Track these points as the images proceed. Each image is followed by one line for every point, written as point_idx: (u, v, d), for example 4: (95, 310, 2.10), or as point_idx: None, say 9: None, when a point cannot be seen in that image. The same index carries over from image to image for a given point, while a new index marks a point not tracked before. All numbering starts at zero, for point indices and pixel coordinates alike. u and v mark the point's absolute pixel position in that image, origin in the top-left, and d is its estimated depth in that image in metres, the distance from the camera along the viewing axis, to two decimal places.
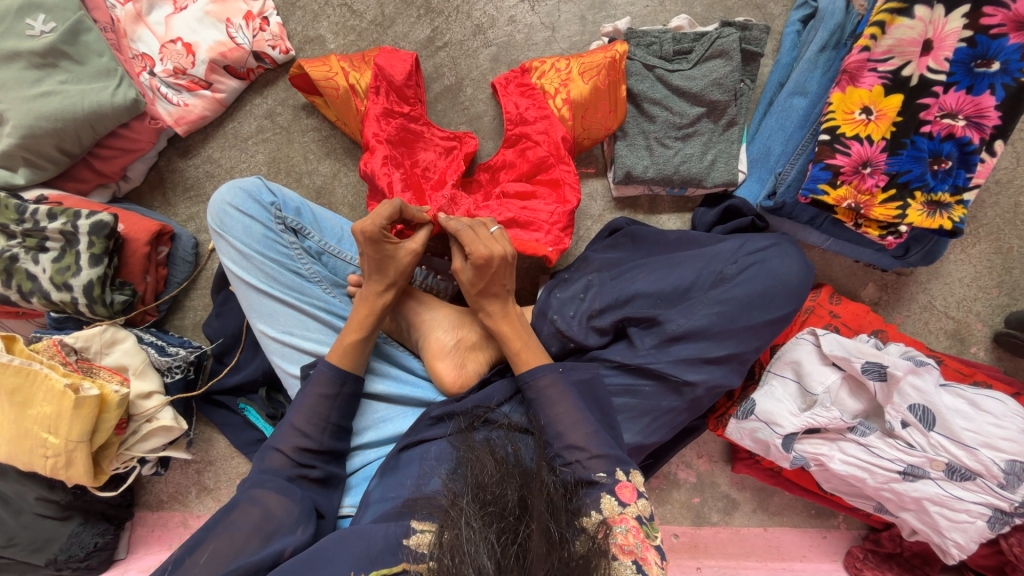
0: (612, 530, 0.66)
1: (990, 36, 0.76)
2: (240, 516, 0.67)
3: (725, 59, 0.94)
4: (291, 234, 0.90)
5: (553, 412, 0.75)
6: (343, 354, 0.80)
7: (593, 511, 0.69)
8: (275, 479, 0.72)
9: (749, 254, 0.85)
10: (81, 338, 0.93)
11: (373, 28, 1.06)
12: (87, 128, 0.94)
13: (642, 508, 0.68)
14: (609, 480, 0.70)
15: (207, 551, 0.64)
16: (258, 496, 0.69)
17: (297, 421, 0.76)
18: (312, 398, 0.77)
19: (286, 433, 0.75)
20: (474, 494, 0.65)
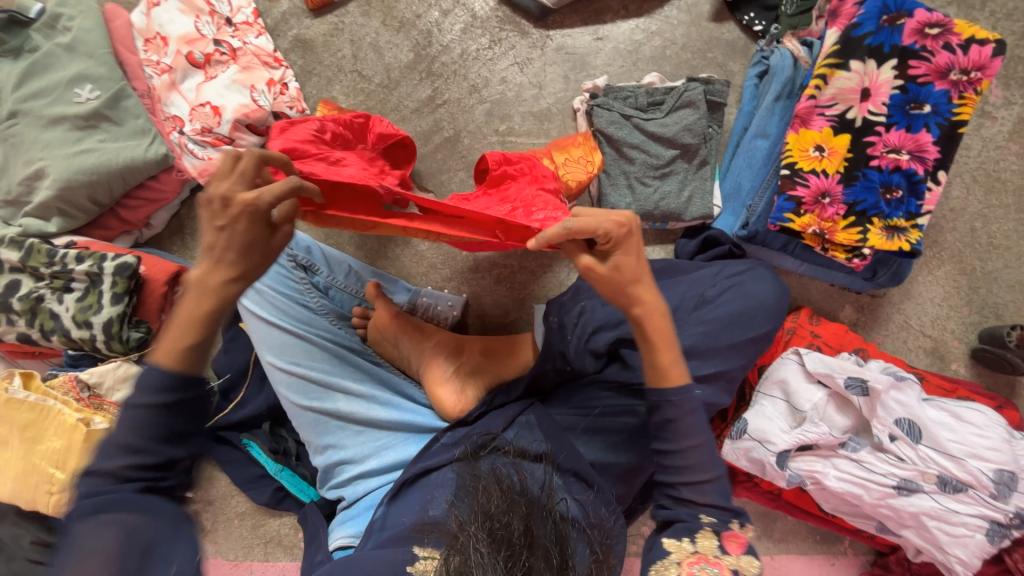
0: (701, 565, 0.64)
1: (918, 84, 0.88)
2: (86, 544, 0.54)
3: (693, 109, 1.05)
4: (302, 271, 0.98)
5: (685, 443, 0.67)
6: (177, 359, 0.58)
7: (685, 539, 0.66)
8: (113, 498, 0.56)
9: (726, 278, 0.92)
10: (95, 374, 0.96)
11: (380, 90, 1.19)
12: (119, 180, 1.04)
13: (744, 566, 0.64)
14: (719, 524, 0.67)
15: None
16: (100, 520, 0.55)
17: (118, 435, 0.57)
18: (128, 411, 0.56)
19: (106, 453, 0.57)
20: (482, 523, 0.64)
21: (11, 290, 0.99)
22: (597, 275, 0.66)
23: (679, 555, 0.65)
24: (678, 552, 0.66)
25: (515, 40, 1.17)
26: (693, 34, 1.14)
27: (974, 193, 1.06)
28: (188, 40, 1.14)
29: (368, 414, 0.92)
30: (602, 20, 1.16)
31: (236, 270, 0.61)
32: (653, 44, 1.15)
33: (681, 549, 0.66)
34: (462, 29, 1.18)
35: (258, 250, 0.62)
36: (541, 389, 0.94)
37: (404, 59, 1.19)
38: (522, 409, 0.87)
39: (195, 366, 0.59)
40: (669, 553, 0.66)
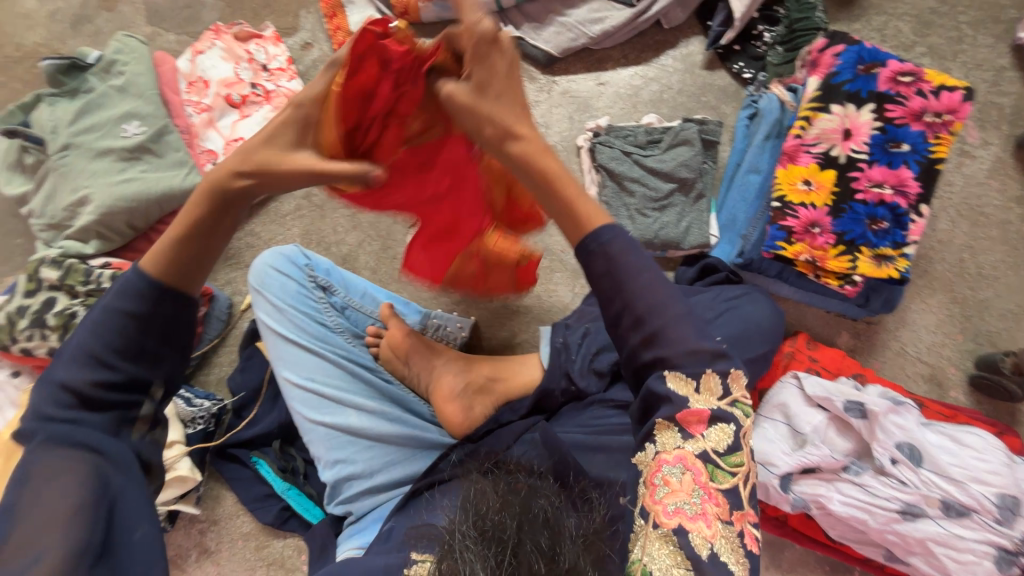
0: (663, 465, 0.56)
1: (896, 125, 0.95)
2: (37, 497, 0.50)
3: (689, 146, 1.14)
4: (321, 291, 1.06)
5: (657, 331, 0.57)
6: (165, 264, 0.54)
7: (647, 440, 0.57)
8: (53, 429, 0.52)
9: (724, 302, 0.98)
10: None
11: None
12: (156, 206, 1.13)
13: (710, 439, 0.56)
14: (675, 404, 0.56)
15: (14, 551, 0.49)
16: (63, 448, 0.52)
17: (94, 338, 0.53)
18: (109, 316, 0.53)
19: (72, 364, 0.53)
20: (473, 522, 0.64)
21: (47, 306, 1.05)
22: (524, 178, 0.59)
23: (645, 464, 0.57)
24: (644, 464, 0.57)
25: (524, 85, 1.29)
26: (688, 80, 1.25)
27: (959, 226, 1.12)
28: (228, 83, 1.26)
29: (380, 429, 0.96)
30: (603, 67, 1.27)
31: (257, 172, 0.55)
32: (651, 88, 1.25)
33: (646, 458, 0.57)
34: None
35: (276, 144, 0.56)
36: (549, 409, 0.96)
37: None
38: (527, 426, 0.91)
39: (181, 280, 0.55)
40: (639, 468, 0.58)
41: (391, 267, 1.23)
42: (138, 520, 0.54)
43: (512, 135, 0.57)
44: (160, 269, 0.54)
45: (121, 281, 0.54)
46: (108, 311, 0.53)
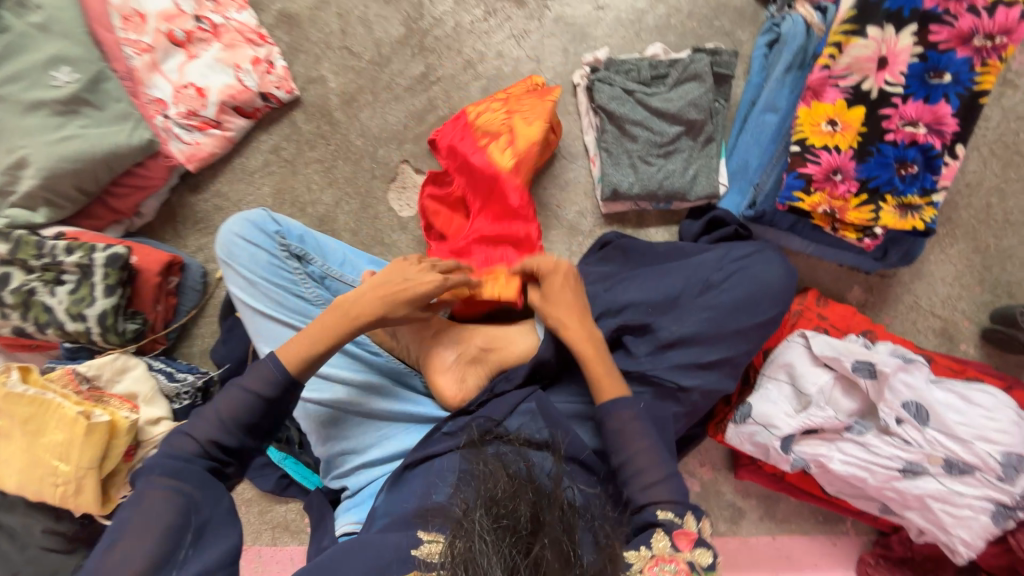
0: (661, 567, 0.66)
1: (939, 51, 0.82)
2: (145, 510, 0.63)
3: (699, 82, 1.01)
4: (296, 260, 0.97)
5: (632, 447, 0.75)
6: (295, 358, 0.73)
7: (642, 546, 0.68)
8: (173, 462, 0.65)
9: (733, 260, 0.92)
10: (93, 366, 0.96)
11: (371, 67, 1.15)
12: (105, 167, 1.01)
13: (698, 556, 0.68)
14: (671, 522, 0.70)
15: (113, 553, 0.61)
16: (176, 476, 0.65)
17: (224, 408, 0.69)
18: (239, 392, 0.70)
19: (207, 422, 0.68)
20: (487, 509, 0.65)
21: (2, 283, 0.97)
22: (571, 336, 0.84)
23: (641, 563, 0.67)
24: (639, 561, 0.67)
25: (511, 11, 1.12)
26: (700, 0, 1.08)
27: (991, 167, 1.02)
28: (168, 17, 1.09)
29: (370, 405, 0.93)
30: None
31: (386, 304, 0.79)
32: (657, 12, 1.09)
33: (641, 557, 0.67)
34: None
35: (410, 294, 0.80)
36: (545, 378, 0.92)
37: (395, 34, 1.14)
38: (523, 397, 0.87)
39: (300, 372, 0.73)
40: (630, 563, 0.67)
41: (372, 228, 1.13)
42: (213, 545, 0.65)
43: (568, 329, 0.85)
44: (296, 356, 0.73)
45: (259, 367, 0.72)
46: (247, 389, 0.70)
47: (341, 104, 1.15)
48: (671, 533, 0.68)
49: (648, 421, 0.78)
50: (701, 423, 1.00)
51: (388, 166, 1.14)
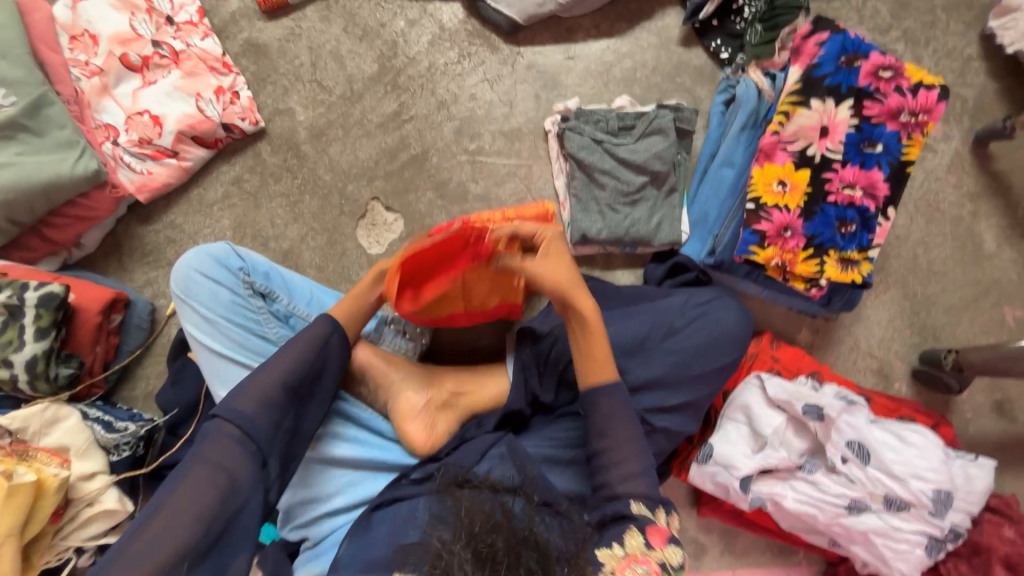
0: (634, 568, 0.67)
1: (871, 124, 0.92)
2: (187, 494, 0.65)
3: (663, 136, 1.06)
4: (258, 298, 0.93)
5: (614, 437, 0.78)
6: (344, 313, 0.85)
7: (615, 544, 0.69)
8: (217, 447, 0.69)
9: (695, 307, 0.96)
10: (19, 419, 0.87)
11: (342, 102, 1.13)
12: (42, 197, 0.93)
13: (670, 555, 0.70)
14: (644, 519, 0.72)
15: (150, 538, 0.63)
16: (210, 465, 0.67)
17: (262, 394, 0.73)
18: (274, 380, 0.74)
19: (244, 407, 0.71)
20: (466, 544, 0.62)
21: None
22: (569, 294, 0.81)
23: (613, 562, 0.67)
24: (611, 561, 0.68)
25: (485, 56, 1.15)
26: (663, 57, 1.15)
27: (916, 222, 1.14)
28: (123, 40, 1.04)
29: (331, 453, 0.89)
30: (573, 39, 1.15)
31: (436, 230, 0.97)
32: (623, 65, 1.15)
33: (613, 557, 0.68)
34: (429, 42, 1.15)
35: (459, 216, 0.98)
36: (516, 421, 0.93)
37: (368, 70, 1.14)
38: (493, 442, 0.88)
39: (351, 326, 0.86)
40: (604, 563, 0.67)
41: (339, 265, 1.10)
42: (238, 541, 0.68)
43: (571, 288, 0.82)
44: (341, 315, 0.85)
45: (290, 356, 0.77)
46: (278, 382, 0.74)
47: (309, 137, 1.12)
48: (645, 531, 0.70)
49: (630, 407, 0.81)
50: (666, 462, 1.02)
51: (358, 202, 1.12)
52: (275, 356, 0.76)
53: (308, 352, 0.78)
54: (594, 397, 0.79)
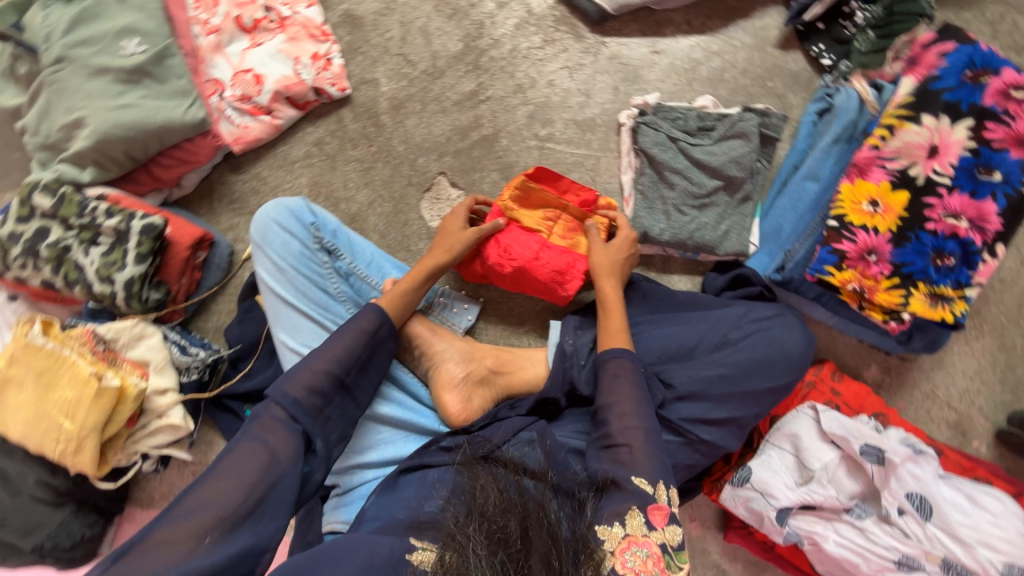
0: (633, 550, 0.67)
1: (992, 149, 0.83)
2: (235, 461, 0.70)
3: (744, 140, 1.02)
4: (325, 254, 0.99)
5: (615, 396, 0.82)
6: (390, 304, 0.90)
7: (615, 524, 0.69)
8: (267, 423, 0.74)
9: (753, 322, 0.90)
10: (113, 329, 0.98)
11: (423, 77, 1.17)
12: (155, 139, 1.04)
13: (669, 537, 0.70)
14: (643, 500, 0.71)
15: (193, 500, 0.66)
16: (257, 439, 0.72)
17: (312, 380, 0.78)
18: (324, 367, 0.80)
19: (296, 387, 0.77)
20: (479, 523, 0.64)
21: (39, 236, 1.00)
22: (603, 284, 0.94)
23: (613, 543, 0.67)
24: (612, 541, 0.68)
25: (568, 43, 1.15)
26: (756, 59, 1.10)
27: None
28: (239, 3, 1.13)
29: (373, 409, 0.93)
30: (661, 33, 1.13)
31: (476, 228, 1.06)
32: (711, 64, 1.11)
33: (613, 536, 0.68)
34: (515, 25, 1.16)
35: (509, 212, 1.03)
36: (549, 410, 0.93)
37: (453, 49, 1.17)
38: (525, 425, 0.88)
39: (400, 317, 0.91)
40: (604, 542, 0.67)
41: (400, 233, 1.15)
42: (272, 515, 0.69)
43: (602, 279, 0.94)
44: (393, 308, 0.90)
45: (340, 348, 0.82)
46: (326, 368, 0.80)
47: (389, 108, 1.17)
48: (644, 510, 0.70)
49: (642, 378, 0.85)
50: (696, 478, 0.99)
51: (425, 175, 1.15)
52: (323, 347, 0.82)
53: (357, 343, 0.84)
54: (605, 358, 0.85)
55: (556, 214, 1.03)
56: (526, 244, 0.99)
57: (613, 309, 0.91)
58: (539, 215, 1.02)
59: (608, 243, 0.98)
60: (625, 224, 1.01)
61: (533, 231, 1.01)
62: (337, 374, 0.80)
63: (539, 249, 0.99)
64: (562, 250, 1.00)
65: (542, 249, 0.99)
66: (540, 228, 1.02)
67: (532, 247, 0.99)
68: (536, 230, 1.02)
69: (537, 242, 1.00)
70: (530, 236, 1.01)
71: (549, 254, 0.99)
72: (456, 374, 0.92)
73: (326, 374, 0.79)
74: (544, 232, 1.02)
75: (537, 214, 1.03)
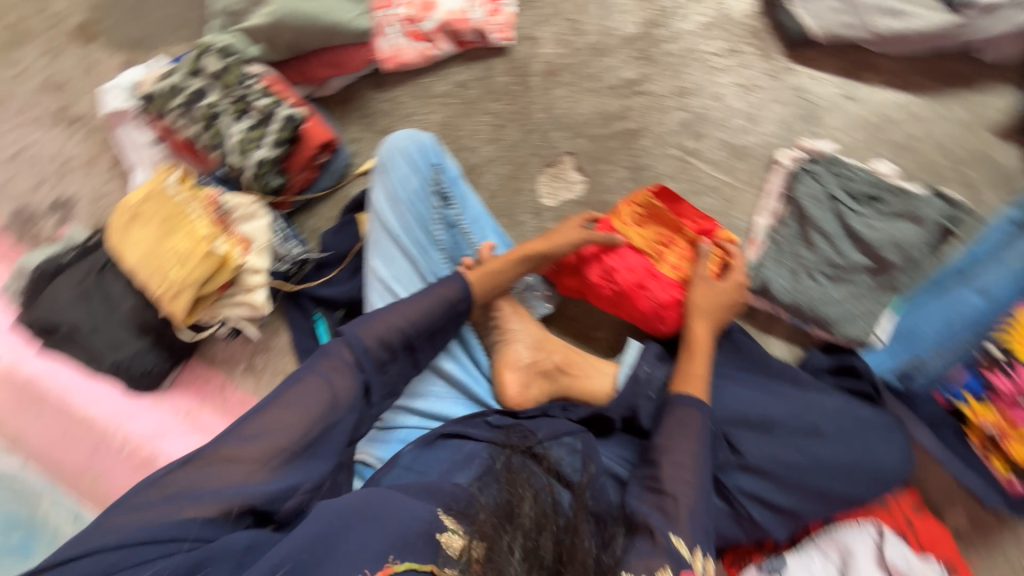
0: None
1: None
2: (301, 393, 0.71)
3: (916, 224, 0.90)
4: (438, 198, 0.98)
5: (675, 443, 0.74)
6: (478, 279, 0.86)
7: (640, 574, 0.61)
8: (335, 364, 0.74)
9: (853, 423, 0.81)
10: (233, 200, 1.05)
11: (587, 50, 1.12)
12: (321, 36, 1.09)
13: None
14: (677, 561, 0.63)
15: (261, 421, 0.69)
16: (323, 377, 0.73)
17: (383, 332, 0.77)
18: (398, 323, 0.78)
19: (369, 337, 0.76)
20: (511, 529, 0.61)
21: (199, 94, 1.06)
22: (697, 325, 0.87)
23: None
24: None
25: (752, 60, 1.05)
26: (961, 140, 0.96)
27: None
28: None
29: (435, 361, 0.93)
30: (859, 80, 1.01)
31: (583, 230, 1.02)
32: (905, 130, 0.98)
33: None
34: (701, 24, 1.08)
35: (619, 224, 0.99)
36: (600, 426, 0.89)
37: (628, 30, 1.10)
38: (573, 432, 0.85)
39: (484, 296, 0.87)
40: None
41: (510, 199, 1.12)
42: (324, 452, 0.71)
43: (698, 316, 0.88)
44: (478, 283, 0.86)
45: (417, 309, 0.80)
46: (399, 324, 0.78)
47: (542, 72, 1.13)
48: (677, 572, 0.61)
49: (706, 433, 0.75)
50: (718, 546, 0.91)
51: (554, 149, 1.11)
52: (401, 303, 0.80)
53: (433, 308, 0.81)
54: (674, 401, 0.78)
55: (669, 240, 0.96)
56: (632, 267, 0.94)
57: (697, 354, 0.84)
58: (652, 238, 0.97)
59: (714, 282, 0.90)
60: (741, 268, 0.93)
61: (642, 253, 0.96)
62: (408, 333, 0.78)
63: (645, 277, 0.94)
64: (670, 283, 0.93)
65: (648, 277, 0.94)
66: (650, 252, 0.96)
67: (638, 272, 0.94)
68: (645, 252, 0.96)
69: (645, 267, 0.94)
70: (636, 257, 0.95)
71: (654, 284, 0.93)
72: (522, 357, 0.90)
73: (398, 331, 0.78)
74: (654, 257, 0.96)
75: (651, 236, 0.97)
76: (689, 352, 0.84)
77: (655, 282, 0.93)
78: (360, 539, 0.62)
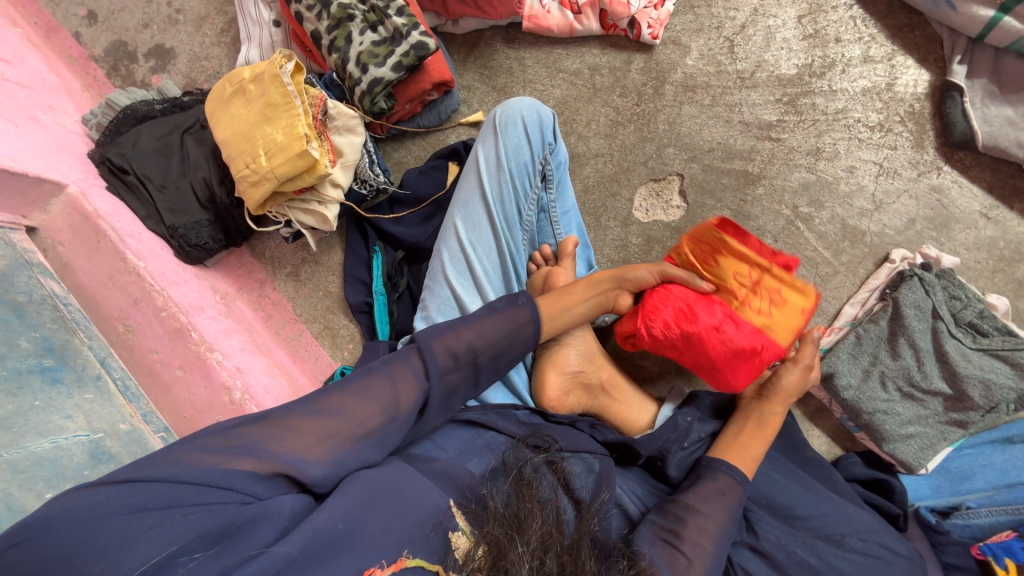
0: None
1: None
2: (365, 386, 0.66)
3: (1013, 372, 0.85)
4: (540, 179, 0.94)
5: (704, 509, 0.74)
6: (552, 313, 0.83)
7: None
8: (404, 367, 0.70)
9: (879, 547, 0.79)
10: (337, 109, 1.02)
11: (733, 77, 1.05)
12: None
13: None
14: None
15: (319, 405, 0.63)
16: (390, 375, 0.68)
17: (454, 345, 0.72)
18: (469, 337, 0.73)
19: (441, 345, 0.71)
20: (515, 538, 0.60)
21: None
22: (777, 409, 0.87)
23: None
24: None
25: (902, 144, 0.98)
26: None
27: None
28: None
29: None
30: (1007, 204, 0.95)
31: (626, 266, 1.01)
32: None
33: None
34: (862, 89, 1.00)
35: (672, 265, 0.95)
36: (624, 454, 0.88)
37: (784, 69, 1.03)
38: (595, 452, 0.83)
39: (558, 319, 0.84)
40: None
41: (602, 200, 1.08)
42: (374, 451, 0.64)
43: (779, 401, 0.87)
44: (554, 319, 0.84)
45: (490, 328, 0.75)
46: (473, 339, 0.73)
47: (679, 82, 1.07)
48: None
49: (734, 507, 0.76)
50: None
51: (664, 166, 1.06)
52: (476, 318, 0.75)
53: (503, 326, 0.76)
54: (716, 466, 0.81)
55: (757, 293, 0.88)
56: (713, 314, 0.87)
57: (761, 433, 0.85)
58: (738, 283, 0.88)
59: (807, 375, 0.89)
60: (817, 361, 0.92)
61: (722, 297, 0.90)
62: (480, 350, 0.74)
63: (724, 329, 0.86)
64: (750, 331, 0.86)
65: (728, 327, 0.87)
66: (725, 296, 0.89)
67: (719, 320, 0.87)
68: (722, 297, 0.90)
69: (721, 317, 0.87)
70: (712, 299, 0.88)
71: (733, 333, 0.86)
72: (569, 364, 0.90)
73: (469, 345, 0.73)
74: (731, 303, 0.89)
75: (732, 277, 0.88)
76: (758, 432, 0.85)
77: (734, 337, 0.86)
78: (383, 521, 0.59)
